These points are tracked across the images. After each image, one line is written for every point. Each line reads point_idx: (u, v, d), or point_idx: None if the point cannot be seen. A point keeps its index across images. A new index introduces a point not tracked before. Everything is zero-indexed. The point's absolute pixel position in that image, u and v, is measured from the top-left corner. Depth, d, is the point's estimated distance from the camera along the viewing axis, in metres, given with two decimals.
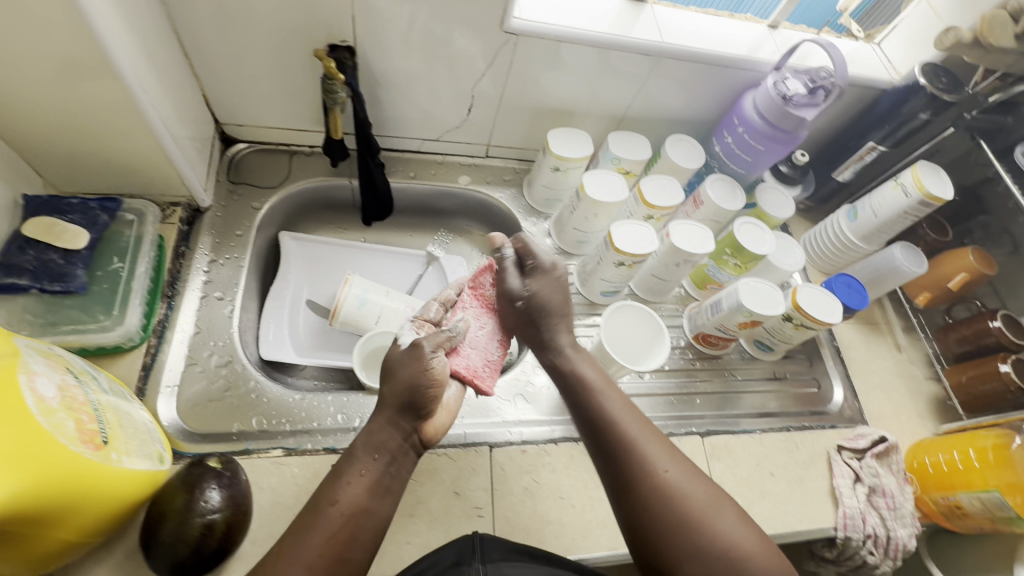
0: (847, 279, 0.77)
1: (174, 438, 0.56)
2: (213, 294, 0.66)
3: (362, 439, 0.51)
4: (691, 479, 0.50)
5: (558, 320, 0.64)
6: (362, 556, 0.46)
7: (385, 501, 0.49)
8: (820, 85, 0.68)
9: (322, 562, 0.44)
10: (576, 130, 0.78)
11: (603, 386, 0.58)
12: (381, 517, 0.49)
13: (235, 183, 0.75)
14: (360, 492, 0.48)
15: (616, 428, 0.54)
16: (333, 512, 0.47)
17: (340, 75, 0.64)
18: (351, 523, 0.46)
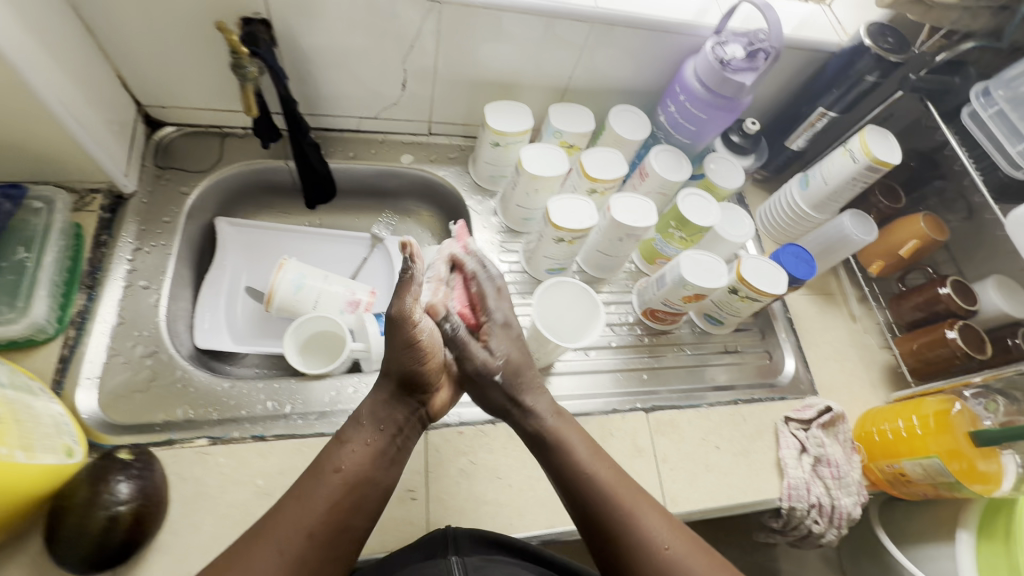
0: (794, 249, 0.76)
1: (94, 430, 0.55)
2: (138, 283, 0.64)
3: (367, 408, 0.52)
4: (695, 554, 0.49)
5: (533, 379, 0.57)
6: (361, 524, 0.48)
7: (389, 470, 0.51)
8: (758, 48, 0.66)
9: (321, 527, 0.46)
10: (516, 103, 0.75)
11: (590, 454, 0.54)
12: (382, 485, 0.50)
13: (163, 168, 0.72)
14: (364, 461, 0.50)
15: (612, 500, 0.51)
16: (335, 479, 0.48)
17: (246, 49, 0.60)
18: (354, 489, 0.48)
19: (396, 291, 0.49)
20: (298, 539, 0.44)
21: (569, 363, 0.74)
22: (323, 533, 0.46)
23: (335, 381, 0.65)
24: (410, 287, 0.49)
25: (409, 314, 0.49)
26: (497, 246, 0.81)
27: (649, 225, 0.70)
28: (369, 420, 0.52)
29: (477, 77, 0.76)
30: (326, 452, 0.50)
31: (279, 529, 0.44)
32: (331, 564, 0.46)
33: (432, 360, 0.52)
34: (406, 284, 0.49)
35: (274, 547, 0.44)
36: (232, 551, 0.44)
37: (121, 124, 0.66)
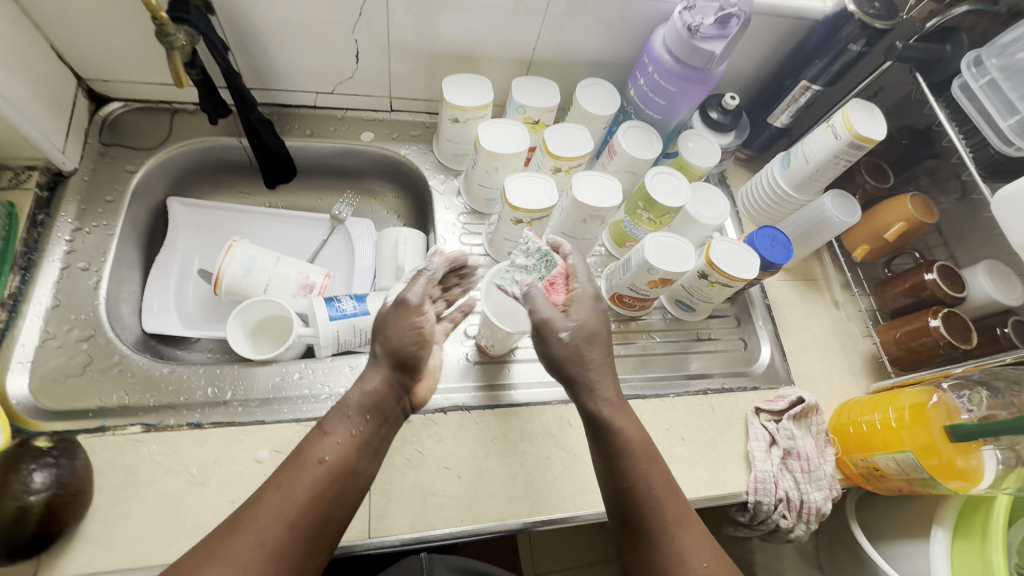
0: (770, 232, 0.72)
1: (23, 417, 0.53)
2: (77, 265, 0.62)
3: (353, 394, 0.51)
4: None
5: (596, 359, 0.52)
6: (339, 516, 0.46)
7: (368, 460, 0.49)
8: (730, 12, 0.61)
9: (298, 518, 0.43)
10: (477, 76, 0.71)
11: (643, 454, 0.50)
12: (362, 476, 0.48)
13: (108, 145, 0.69)
14: (343, 449, 0.48)
15: (654, 507, 0.48)
16: (315, 469, 0.46)
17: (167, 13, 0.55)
18: (332, 480, 0.46)
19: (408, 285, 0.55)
20: (277, 532, 0.42)
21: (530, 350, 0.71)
22: (301, 524, 0.43)
23: (281, 367, 0.62)
24: (422, 282, 0.55)
25: (412, 304, 0.54)
26: (460, 228, 0.77)
27: (614, 205, 0.66)
28: (354, 406, 0.50)
29: (435, 48, 0.72)
30: (309, 440, 0.48)
31: (258, 520, 0.42)
32: (309, 557, 0.43)
33: (421, 351, 0.53)
34: (417, 277, 0.56)
35: (253, 538, 0.41)
36: (207, 541, 0.41)
37: (57, 99, 0.64)
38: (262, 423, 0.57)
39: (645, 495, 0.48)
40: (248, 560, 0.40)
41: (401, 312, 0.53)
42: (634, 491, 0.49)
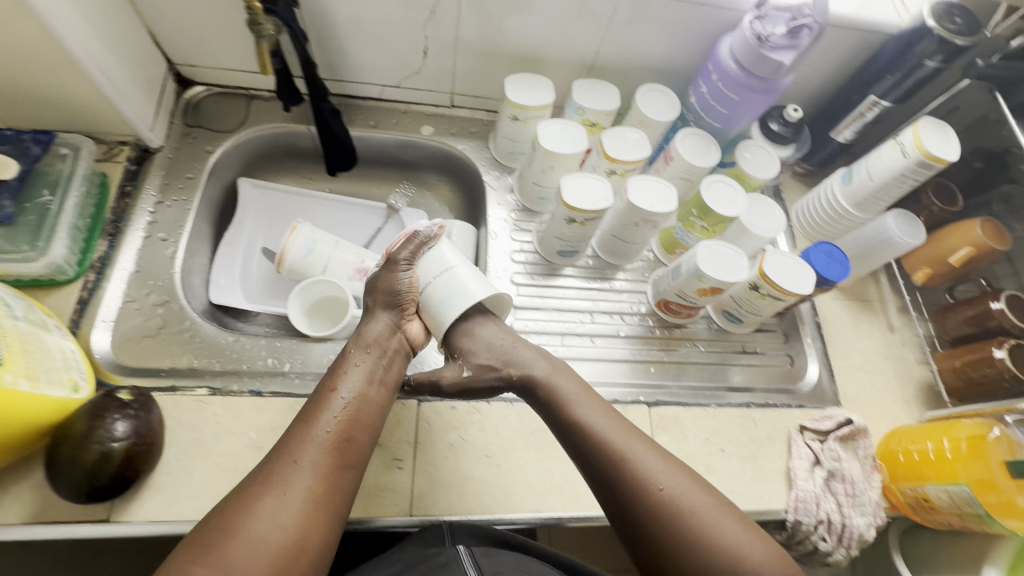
0: (826, 248, 0.70)
1: (104, 370, 0.57)
2: (157, 236, 0.66)
3: (355, 340, 0.58)
4: (684, 480, 0.52)
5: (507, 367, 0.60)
6: (364, 439, 0.52)
7: (380, 391, 0.56)
8: (803, 23, 0.60)
9: (329, 441, 0.50)
10: (539, 76, 0.72)
11: (584, 403, 0.57)
12: (378, 406, 0.55)
13: (190, 126, 0.74)
14: (357, 384, 0.55)
15: (604, 447, 0.54)
16: (337, 403, 0.53)
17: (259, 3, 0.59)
18: (353, 407, 0.53)
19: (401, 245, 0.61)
20: (317, 453, 0.49)
21: (573, 349, 0.71)
22: (334, 444, 0.50)
23: (336, 346, 0.65)
24: (416, 245, 0.61)
25: (401, 262, 0.60)
26: (511, 224, 0.79)
27: (668, 210, 0.66)
28: (358, 348, 0.58)
29: (500, 47, 0.74)
30: (324, 382, 0.55)
31: (296, 448, 0.49)
32: (346, 473, 0.50)
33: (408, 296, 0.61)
34: (411, 240, 0.61)
35: (295, 461, 0.48)
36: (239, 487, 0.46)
37: (150, 80, 0.68)
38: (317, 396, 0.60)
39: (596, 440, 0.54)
40: (297, 480, 0.47)
41: (391, 273, 0.60)
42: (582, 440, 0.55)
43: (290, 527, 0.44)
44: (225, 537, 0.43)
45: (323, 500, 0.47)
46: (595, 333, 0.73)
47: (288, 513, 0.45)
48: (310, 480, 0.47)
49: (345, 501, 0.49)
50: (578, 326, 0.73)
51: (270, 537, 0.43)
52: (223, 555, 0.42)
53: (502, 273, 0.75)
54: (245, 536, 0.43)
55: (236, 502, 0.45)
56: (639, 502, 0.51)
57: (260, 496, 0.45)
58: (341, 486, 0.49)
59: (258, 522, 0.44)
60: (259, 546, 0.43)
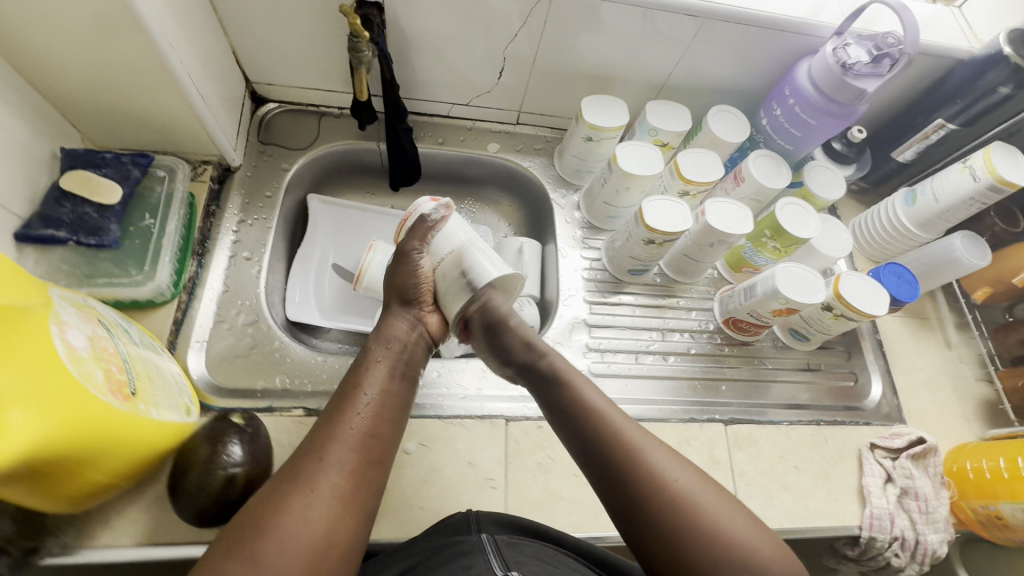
0: (897, 269, 0.72)
1: (202, 391, 0.58)
2: (242, 254, 0.67)
3: (376, 337, 0.57)
4: (697, 479, 0.48)
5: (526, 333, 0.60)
6: (388, 434, 0.50)
7: (400, 387, 0.54)
8: (886, 52, 0.61)
9: (355, 438, 0.47)
10: (612, 97, 0.73)
11: (592, 397, 0.53)
12: (400, 400, 0.53)
13: (265, 143, 0.75)
14: (382, 379, 0.53)
15: (613, 440, 0.50)
16: (362, 400, 0.50)
17: (367, 33, 0.61)
18: (377, 403, 0.51)
19: (410, 233, 0.60)
20: (342, 452, 0.46)
21: (646, 367, 0.72)
22: (359, 441, 0.48)
23: None
24: (425, 232, 0.59)
25: (413, 249, 0.59)
26: (578, 241, 0.80)
27: (744, 232, 0.67)
28: (378, 343, 0.56)
29: (573, 68, 0.75)
30: (349, 379, 0.53)
31: (320, 444, 0.46)
32: (374, 469, 0.47)
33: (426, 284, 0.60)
34: (419, 227, 0.60)
35: (320, 458, 0.45)
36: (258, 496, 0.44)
37: (232, 99, 0.69)
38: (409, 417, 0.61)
39: (605, 434, 0.50)
40: (322, 478, 0.44)
41: (404, 265, 0.60)
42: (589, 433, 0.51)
43: (318, 525, 0.42)
44: (251, 538, 0.41)
45: (350, 497, 0.45)
46: (667, 351, 0.74)
47: (315, 517, 0.42)
48: (336, 477, 0.45)
49: (372, 500, 0.46)
50: (649, 344, 0.74)
51: (300, 535, 0.42)
52: (251, 555, 0.40)
53: (574, 291, 0.76)
54: (273, 537, 0.41)
55: (265, 500, 0.43)
56: (651, 500, 0.47)
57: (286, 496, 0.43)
58: (369, 482, 0.47)
59: (286, 519, 0.42)
60: (288, 546, 0.41)
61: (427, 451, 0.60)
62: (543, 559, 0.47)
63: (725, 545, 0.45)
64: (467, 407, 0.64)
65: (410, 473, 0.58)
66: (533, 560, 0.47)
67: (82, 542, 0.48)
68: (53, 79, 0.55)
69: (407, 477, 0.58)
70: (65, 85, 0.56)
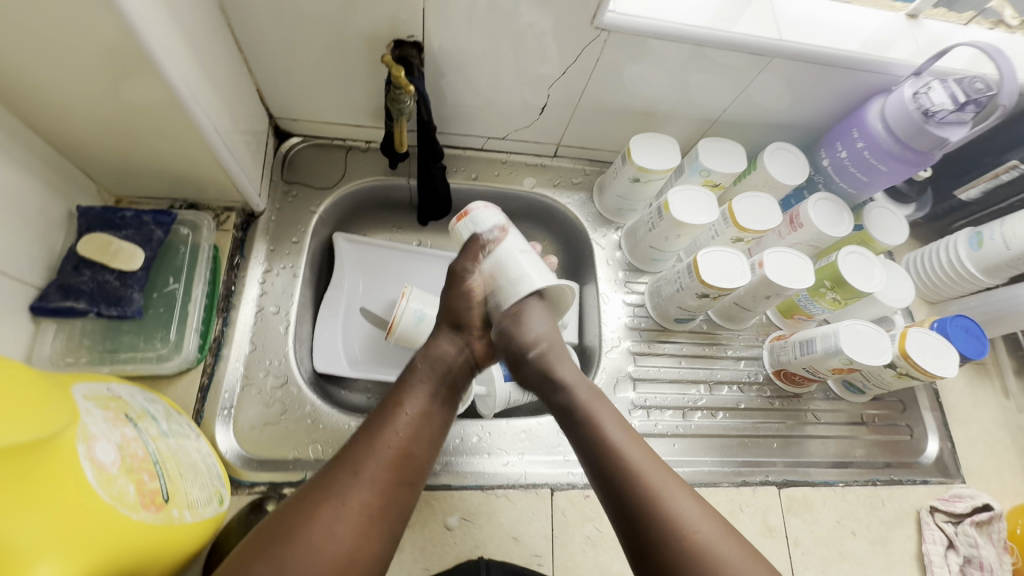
0: (964, 321, 0.67)
1: (233, 465, 0.55)
2: (269, 308, 0.63)
3: (422, 356, 0.56)
4: (723, 534, 0.44)
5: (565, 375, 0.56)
6: (424, 455, 0.49)
7: (442, 408, 0.53)
8: (973, 99, 0.56)
9: (391, 456, 0.47)
10: (661, 135, 0.68)
11: (621, 435, 0.50)
12: (440, 422, 0.52)
13: (290, 183, 0.70)
14: (422, 398, 0.52)
15: (631, 475, 0.47)
16: (400, 417, 0.50)
17: (412, 86, 0.54)
18: (415, 422, 0.50)
19: (462, 252, 0.56)
20: (376, 469, 0.45)
21: (695, 425, 0.69)
22: (394, 460, 0.47)
23: (459, 427, 0.63)
24: (478, 251, 0.55)
25: (466, 269, 0.55)
26: (621, 284, 0.76)
27: (804, 286, 0.63)
28: (424, 362, 0.55)
29: (619, 102, 0.69)
30: (391, 394, 0.52)
31: (357, 457, 0.46)
32: (405, 490, 0.47)
33: (476, 306, 0.57)
34: (472, 245, 0.55)
35: (355, 471, 0.45)
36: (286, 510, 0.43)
37: (256, 139, 0.64)
38: (450, 488, 0.58)
39: (626, 470, 0.47)
40: (354, 491, 0.44)
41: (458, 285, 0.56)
42: (607, 463, 0.48)
43: (344, 540, 0.41)
44: (277, 542, 0.40)
45: (378, 516, 0.44)
46: (716, 407, 0.70)
47: (338, 536, 0.41)
48: (368, 494, 0.44)
49: (397, 527, 0.45)
50: (697, 398, 0.70)
51: (324, 548, 0.40)
52: (274, 561, 0.39)
53: (617, 341, 0.72)
54: (297, 546, 0.40)
55: (298, 506, 0.42)
56: (663, 545, 0.44)
57: (317, 505, 0.42)
58: (399, 505, 0.46)
59: (315, 530, 0.41)
60: (313, 558, 0.40)
61: (469, 526, 0.56)
62: None
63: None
64: (511, 474, 0.60)
65: (453, 551, 0.55)
66: None
67: None
68: (71, 135, 0.50)
69: (449, 556, 0.55)
70: (80, 138, 0.51)
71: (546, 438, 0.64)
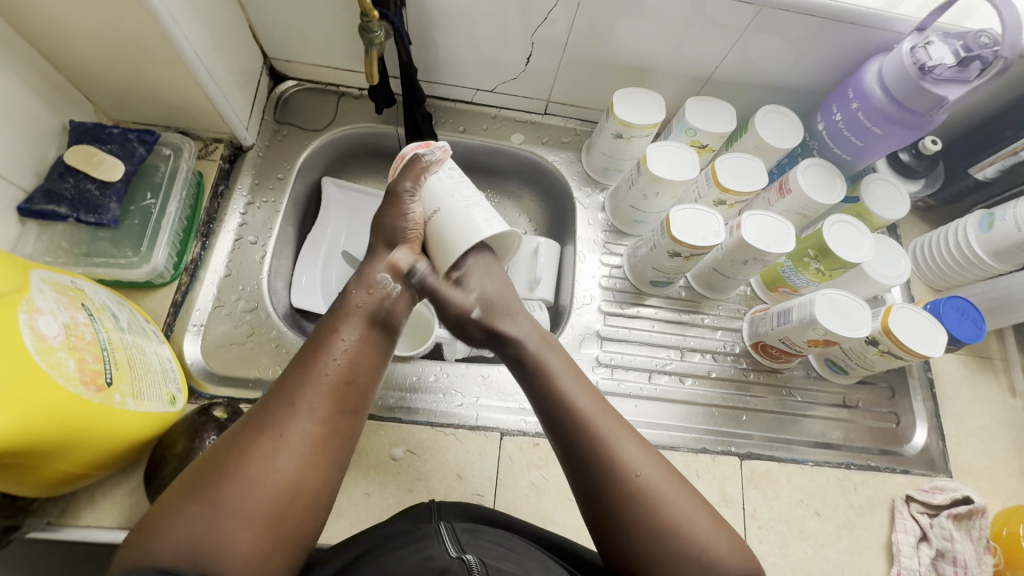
0: (960, 304, 0.63)
1: (196, 377, 0.57)
2: (247, 238, 0.65)
3: (354, 285, 0.49)
4: (668, 478, 0.43)
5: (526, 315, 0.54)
6: (367, 383, 0.44)
7: (384, 338, 0.47)
8: (976, 54, 0.53)
9: (330, 384, 0.42)
10: (648, 91, 0.67)
11: (571, 384, 0.47)
12: (383, 351, 0.47)
13: (281, 123, 0.72)
14: (362, 327, 0.46)
15: (579, 420, 0.45)
16: (338, 345, 0.44)
17: (378, 12, 0.56)
18: (356, 351, 0.45)
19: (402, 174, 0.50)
20: (316, 396, 0.41)
21: (660, 389, 0.68)
22: (334, 386, 0.42)
23: (417, 366, 0.64)
24: (419, 171, 0.49)
25: (405, 190, 0.49)
26: (600, 245, 0.75)
27: (783, 251, 0.60)
28: (359, 289, 0.48)
29: (607, 56, 0.68)
30: (325, 323, 0.46)
31: (292, 388, 0.41)
32: (348, 419, 0.43)
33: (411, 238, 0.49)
34: (412, 165, 0.49)
35: (290, 403, 0.40)
36: (215, 450, 0.39)
37: (246, 74, 0.66)
38: (400, 421, 0.59)
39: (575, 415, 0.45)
40: (294, 422, 0.40)
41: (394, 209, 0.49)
42: (553, 414, 0.46)
43: (287, 470, 0.38)
44: (214, 480, 0.37)
45: (323, 444, 0.40)
46: (685, 373, 0.69)
47: (279, 470, 0.38)
48: (309, 424, 0.40)
49: (344, 455, 0.42)
50: (666, 363, 0.69)
51: (268, 482, 0.37)
52: (214, 499, 0.36)
53: (589, 299, 0.72)
54: (238, 482, 0.37)
55: (232, 442, 0.39)
56: (608, 489, 0.42)
57: (251, 438, 0.38)
58: (342, 433, 0.42)
59: (253, 463, 0.37)
60: (255, 491, 0.37)
61: (415, 459, 0.57)
62: (502, 544, 0.45)
63: (682, 547, 0.41)
64: (462, 415, 0.61)
65: (396, 480, 0.56)
66: (490, 545, 0.44)
67: (67, 520, 0.49)
68: (66, 58, 0.54)
69: (391, 484, 0.56)
70: (72, 59, 0.54)
71: (504, 386, 0.64)
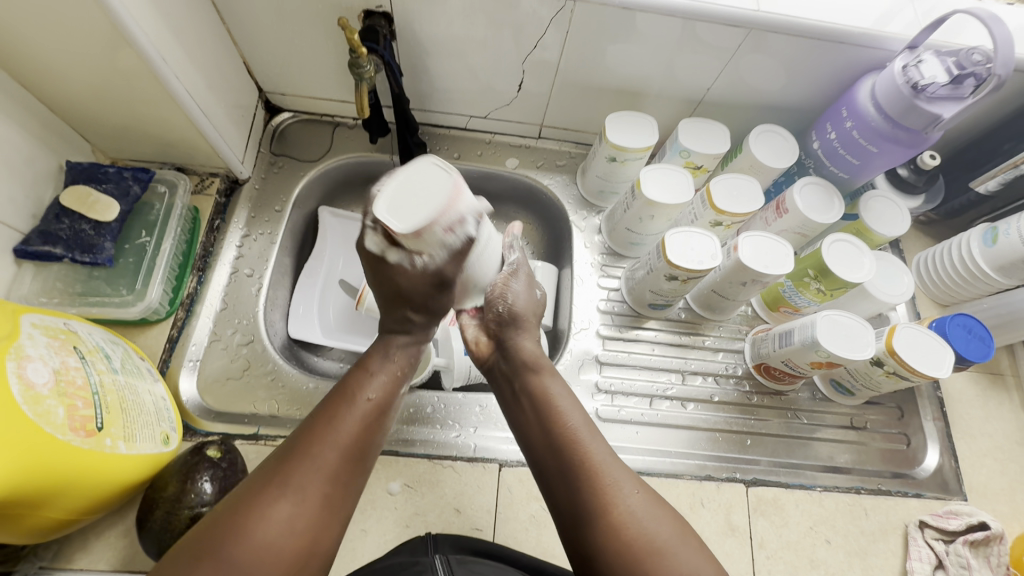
0: (966, 322, 0.61)
1: (192, 414, 0.57)
2: (243, 271, 0.65)
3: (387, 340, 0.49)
4: (650, 500, 0.41)
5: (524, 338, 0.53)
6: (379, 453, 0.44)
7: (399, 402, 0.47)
8: (969, 72, 0.52)
9: (350, 447, 0.41)
10: (640, 114, 0.67)
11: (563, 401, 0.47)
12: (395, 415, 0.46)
13: (277, 155, 0.73)
14: (385, 388, 0.46)
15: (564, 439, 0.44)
16: (361, 406, 0.43)
17: (364, 48, 0.57)
18: (376, 414, 0.44)
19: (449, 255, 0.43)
20: (336, 460, 0.40)
21: (662, 414, 0.67)
22: (353, 452, 0.41)
23: (415, 396, 0.64)
24: (466, 248, 0.44)
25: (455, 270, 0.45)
26: (597, 268, 0.74)
27: (782, 272, 0.59)
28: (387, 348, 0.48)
29: (599, 81, 0.68)
30: (349, 379, 0.45)
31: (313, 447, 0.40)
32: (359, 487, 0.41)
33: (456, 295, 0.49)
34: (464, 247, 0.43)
35: (309, 463, 0.39)
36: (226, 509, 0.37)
37: (241, 109, 0.67)
38: (396, 454, 0.58)
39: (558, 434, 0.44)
40: (312, 484, 0.38)
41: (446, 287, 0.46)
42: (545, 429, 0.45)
43: (297, 536, 0.36)
44: (226, 541, 0.35)
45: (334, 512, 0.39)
46: (687, 398, 0.68)
47: (291, 537, 0.36)
48: (326, 489, 0.39)
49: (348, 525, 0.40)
50: (667, 388, 0.68)
51: (280, 544, 0.36)
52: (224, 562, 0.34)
53: (587, 323, 0.71)
54: (250, 541, 0.35)
55: (245, 500, 0.37)
56: (586, 510, 0.41)
57: (265, 489, 0.37)
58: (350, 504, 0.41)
59: (267, 526, 0.36)
60: (264, 557, 0.35)
61: (411, 494, 0.57)
62: None
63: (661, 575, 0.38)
64: (460, 446, 0.60)
65: (393, 517, 0.55)
66: None
67: (60, 564, 0.48)
68: (62, 103, 0.55)
69: (389, 519, 0.55)
70: (67, 103, 0.55)
71: (502, 414, 0.63)
